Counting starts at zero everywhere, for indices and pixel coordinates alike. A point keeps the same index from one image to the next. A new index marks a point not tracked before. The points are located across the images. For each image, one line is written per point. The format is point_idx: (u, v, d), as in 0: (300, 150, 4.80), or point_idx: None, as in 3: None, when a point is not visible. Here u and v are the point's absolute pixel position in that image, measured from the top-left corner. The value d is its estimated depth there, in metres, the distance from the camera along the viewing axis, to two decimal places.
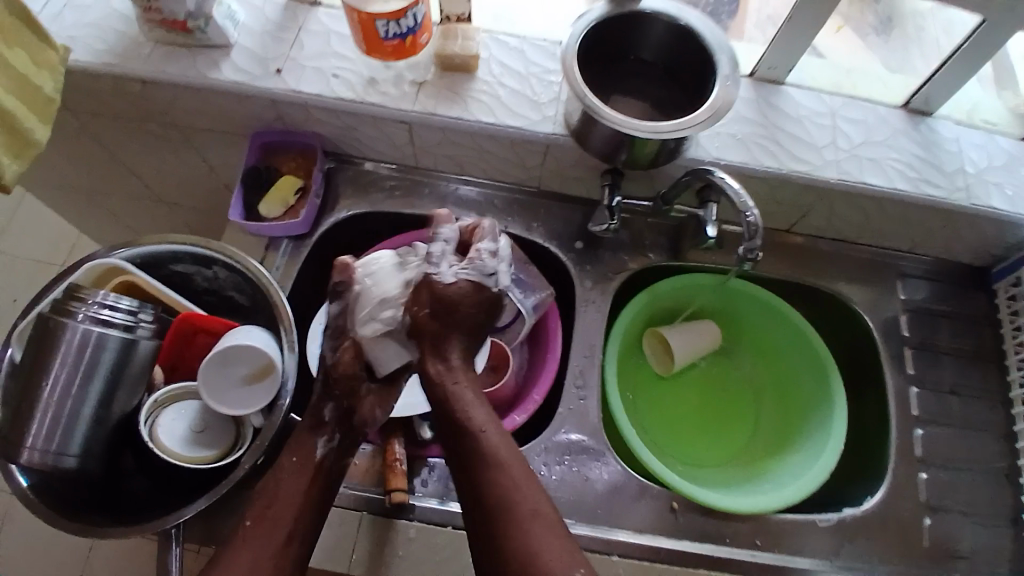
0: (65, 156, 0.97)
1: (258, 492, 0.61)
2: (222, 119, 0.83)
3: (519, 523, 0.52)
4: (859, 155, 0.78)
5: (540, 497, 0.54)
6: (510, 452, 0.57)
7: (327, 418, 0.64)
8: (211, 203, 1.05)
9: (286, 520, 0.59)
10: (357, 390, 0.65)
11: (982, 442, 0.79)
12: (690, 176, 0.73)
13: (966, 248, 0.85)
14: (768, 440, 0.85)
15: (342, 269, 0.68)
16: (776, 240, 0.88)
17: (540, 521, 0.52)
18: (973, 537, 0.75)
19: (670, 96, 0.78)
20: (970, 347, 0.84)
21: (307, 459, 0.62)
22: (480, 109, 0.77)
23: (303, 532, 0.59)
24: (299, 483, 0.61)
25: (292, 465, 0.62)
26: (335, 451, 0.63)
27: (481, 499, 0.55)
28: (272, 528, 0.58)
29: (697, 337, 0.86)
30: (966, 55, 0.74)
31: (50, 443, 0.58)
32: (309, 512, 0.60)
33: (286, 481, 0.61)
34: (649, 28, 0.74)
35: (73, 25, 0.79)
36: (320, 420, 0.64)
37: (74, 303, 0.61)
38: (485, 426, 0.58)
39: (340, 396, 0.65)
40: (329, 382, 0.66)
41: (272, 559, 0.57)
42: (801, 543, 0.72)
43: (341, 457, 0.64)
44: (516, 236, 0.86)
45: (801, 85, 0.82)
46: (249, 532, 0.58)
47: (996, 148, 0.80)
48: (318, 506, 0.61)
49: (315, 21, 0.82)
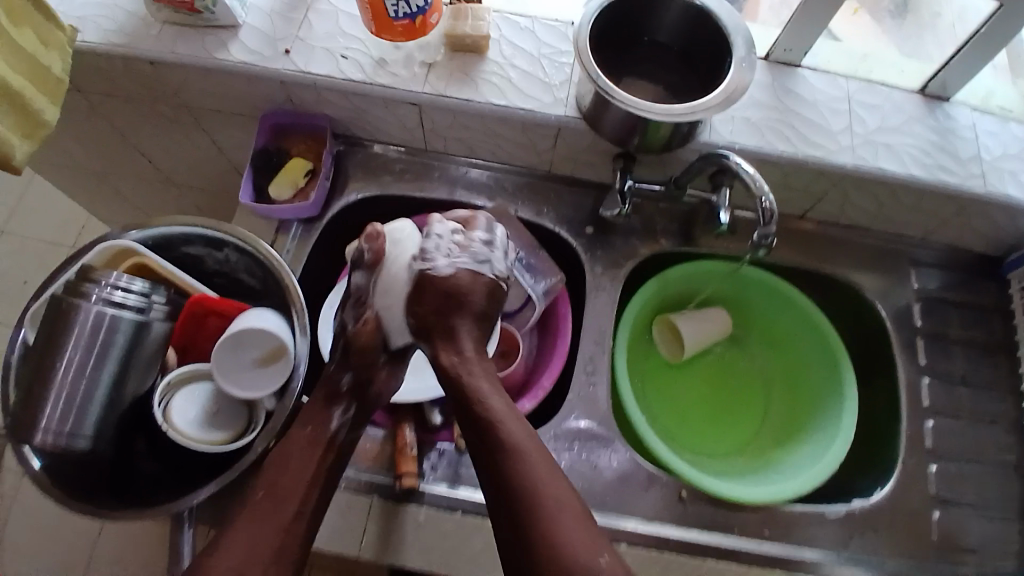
0: (74, 137, 0.97)
1: (269, 459, 0.61)
2: (231, 101, 0.82)
3: (541, 513, 0.50)
4: (874, 141, 0.77)
5: (558, 480, 0.53)
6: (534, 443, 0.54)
7: (344, 387, 0.64)
8: (220, 185, 1.05)
9: (295, 493, 0.58)
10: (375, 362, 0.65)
11: (991, 432, 0.79)
12: (703, 161, 0.72)
13: (980, 237, 0.84)
14: (777, 430, 0.85)
15: (370, 236, 0.66)
16: (788, 228, 0.87)
17: (563, 510, 0.51)
18: (980, 527, 0.75)
19: (683, 79, 0.77)
20: (983, 336, 0.83)
21: (319, 430, 0.62)
22: (491, 92, 0.77)
23: (315, 503, 0.58)
24: (310, 453, 0.60)
25: (304, 437, 0.61)
26: (349, 423, 0.63)
27: (505, 488, 0.52)
28: (284, 495, 0.57)
29: (708, 325, 0.86)
30: (984, 40, 0.72)
31: (65, 423, 0.59)
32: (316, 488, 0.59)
33: (297, 451, 0.60)
34: (664, 9, 0.73)
35: (81, 5, 0.78)
36: (337, 390, 0.64)
37: (87, 285, 0.62)
38: (504, 417, 0.55)
39: (358, 367, 0.64)
40: (347, 352, 0.65)
41: (275, 533, 0.56)
42: (808, 532, 0.72)
43: (353, 429, 0.63)
44: (526, 221, 0.85)
45: (816, 69, 0.81)
46: (257, 504, 0.57)
47: (1014, 135, 0.78)
48: (326, 482, 0.60)
49: (324, 1, 0.81)
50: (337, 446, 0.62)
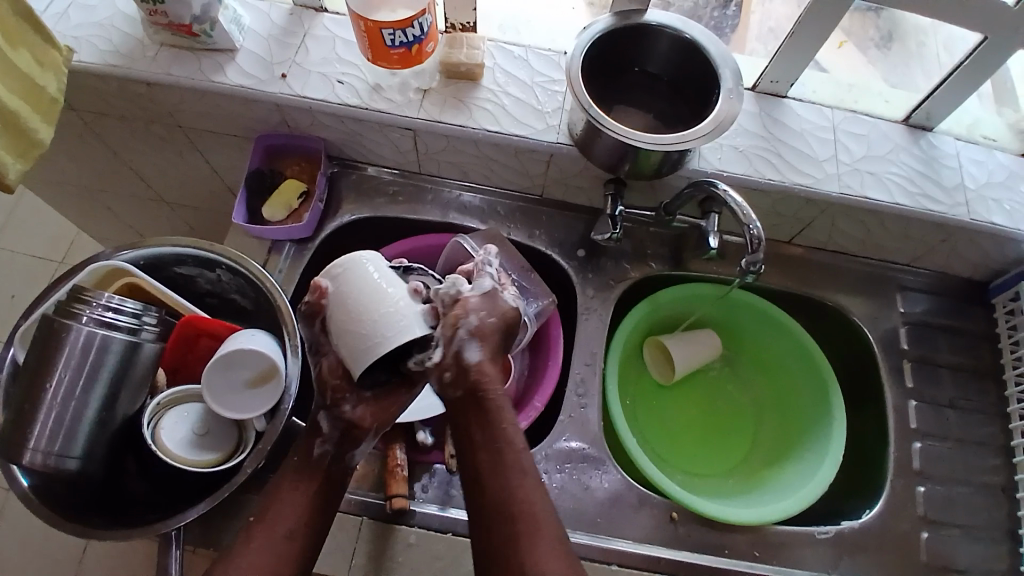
0: (68, 155, 0.97)
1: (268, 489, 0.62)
2: (227, 122, 0.83)
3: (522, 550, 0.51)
4: (860, 170, 0.78)
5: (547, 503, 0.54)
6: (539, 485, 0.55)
7: (323, 428, 0.63)
8: (213, 205, 1.06)
9: (293, 516, 0.59)
10: (355, 391, 0.62)
11: (978, 456, 0.80)
12: (692, 188, 0.74)
13: (966, 263, 0.85)
14: (767, 453, 0.85)
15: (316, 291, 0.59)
16: (777, 252, 0.88)
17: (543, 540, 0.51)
18: (969, 551, 0.75)
19: (673, 108, 0.79)
20: (968, 361, 0.84)
21: (306, 459, 0.62)
22: (484, 118, 0.78)
23: (307, 533, 0.59)
24: (299, 486, 0.61)
25: (295, 466, 0.62)
26: (333, 452, 0.63)
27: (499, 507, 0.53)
28: (275, 524, 0.59)
29: (697, 348, 0.86)
30: (967, 72, 0.74)
31: (54, 444, 0.59)
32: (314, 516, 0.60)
33: (289, 482, 0.61)
34: (654, 42, 0.75)
35: (79, 26, 0.79)
36: (318, 428, 0.63)
37: (78, 305, 0.61)
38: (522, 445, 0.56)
39: (331, 405, 0.62)
40: (320, 393, 0.62)
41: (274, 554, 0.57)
42: (798, 555, 0.72)
43: (341, 458, 0.63)
44: (519, 243, 0.86)
45: (802, 99, 0.82)
46: (253, 527, 0.59)
47: (997, 163, 0.80)
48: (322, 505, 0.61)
49: (320, 27, 0.82)
50: (329, 474, 0.62)
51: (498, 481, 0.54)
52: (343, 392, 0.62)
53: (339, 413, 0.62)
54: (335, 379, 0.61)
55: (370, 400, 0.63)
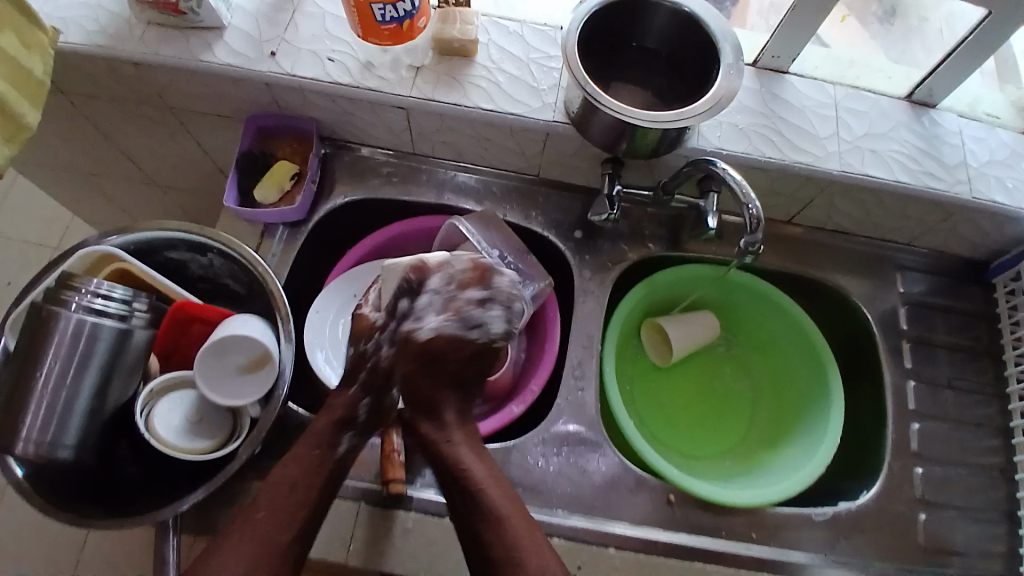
0: (57, 138, 0.96)
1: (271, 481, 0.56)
2: (217, 103, 0.81)
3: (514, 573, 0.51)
4: (862, 147, 0.77)
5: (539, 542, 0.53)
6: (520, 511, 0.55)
7: (361, 412, 0.60)
8: (206, 187, 1.04)
9: (298, 505, 0.55)
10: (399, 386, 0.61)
11: (976, 437, 0.79)
12: (691, 167, 0.72)
13: (966, 242, 0.84)
14: (765, 433, 0.85)
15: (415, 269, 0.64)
16: (775, 232, 0.87)
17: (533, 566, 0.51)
18: (966, 531, 0.75)
19: (672, 84, 0.77)
20: (967, 340, 0.84)
21: (328, 448, 0.58)
22: (479, 96, 0.76)
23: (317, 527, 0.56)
24: (317, 475, 0.57)
25: (316, 455, 0.58)
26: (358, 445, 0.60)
27: (479, 546, 0.53)
28: (293, 514, 0.54)
29: (696, 329, 0.86)
30: (971, 47, 0.72)
31: (46, 432, 0.58)
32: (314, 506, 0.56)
33: (308, 472, 0.57)
34: (653, 15, 0.73)
35: (64, 5, 0.77)
36: (353, 414, 0.60)
37: (67, 292, 0.60)
38: (486, 482, 0.57)
39: (376, 390, 0.61)
40: (370, 372, 0.61)
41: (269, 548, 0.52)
42: (794, 536, 0.72)
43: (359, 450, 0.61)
44: (514, 225, 0.85)
45: (803, 75, 0.81)
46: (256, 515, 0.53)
47: (1000, 141, 0.79)
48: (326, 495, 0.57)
49: (310, 3, 0.80)
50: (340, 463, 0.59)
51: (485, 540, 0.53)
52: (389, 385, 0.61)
53: (382, 400, 0.62)
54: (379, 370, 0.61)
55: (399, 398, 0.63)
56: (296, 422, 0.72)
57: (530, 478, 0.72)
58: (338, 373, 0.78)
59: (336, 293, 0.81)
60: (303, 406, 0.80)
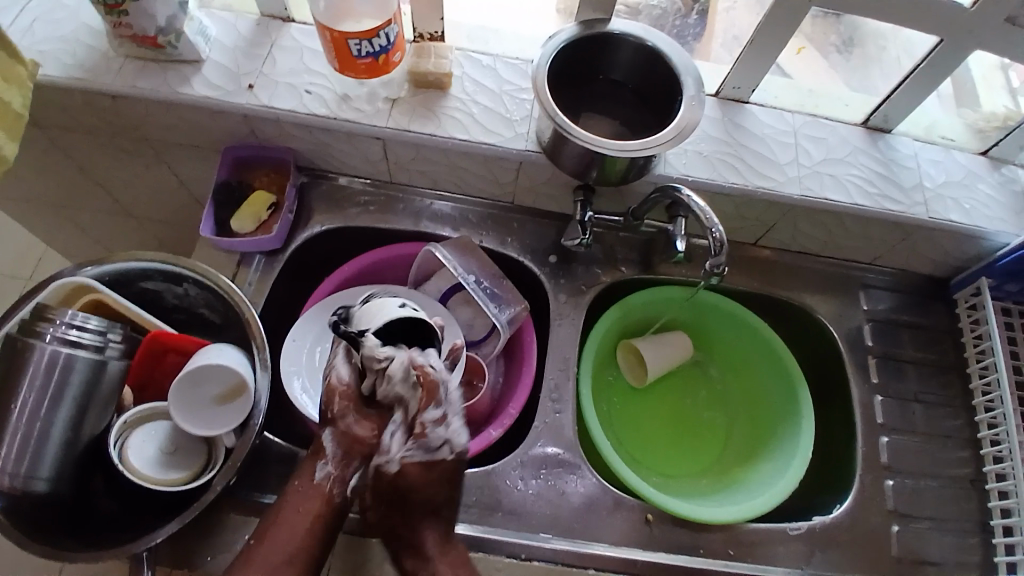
0: (32, 171, 0.96)
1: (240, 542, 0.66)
2: (195, 134, 0.82)
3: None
4: (821, 172, 0.80)
5: None
6: None
7: (328, 446, 0.64)
8: (183, 217, 1.04)
9: (290, 540, 0.59)
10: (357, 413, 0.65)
11: (945, 449, 0.82)
12: (658, 193, 0.75)
13: (928, 260, 0.88)
14: (741, 451, 0.86)
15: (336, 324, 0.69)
16: (743, 254, 0.90)
17: None
18: (939, 542, 0.77)
19: (639, 115, 0.80)
20: (932, 355, 0.87)
21: (308, 484, 0.62)
22: (454, 126, 0.78)
23: (305, 555, 0.59)
24: (300, 508, 0.61)
25: (300, 488, 0.62)
26: (339, 476, 0.63)
27: None
28: (273, 549, 0.59)
29: (669, 349, 0.87)
30: (924, 73, 0.76)
31: (21, 464, 0.58)
32: (314, 538, 0.60)
33: (292, 503, 0.62)
34: (618, 49, 0.76)
35: (43, 39, 0.78)
36: (323, 448, 0.64)
37: (42, 324, 0.61)
38: None
39: (336, 420, 0.65)
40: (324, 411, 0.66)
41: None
42: (772, 551, 0.73)
43: (343, 478, 0.63)
44: (490, 250, 0.87)
45: (763, 104, 0.84)
46: (252, 551, 0.59)
47: (955, 163, 0.83)
48: (323, 533, 0.61)
49: (288, 37, 0.82)
50: (330, 498, 0.62)
51: None
52: (345, 411, 0.65)
53: (343, 429, 0.64)
54: (339, 397, 0.65)
55: (375, 416, 0.65)
56: (274, 452, 0.72)
57: (508, 501, 0.72)
58: (315, 401, 0.77)
59: (312, 320, 0.81)
60: (280, 435, 0.79)
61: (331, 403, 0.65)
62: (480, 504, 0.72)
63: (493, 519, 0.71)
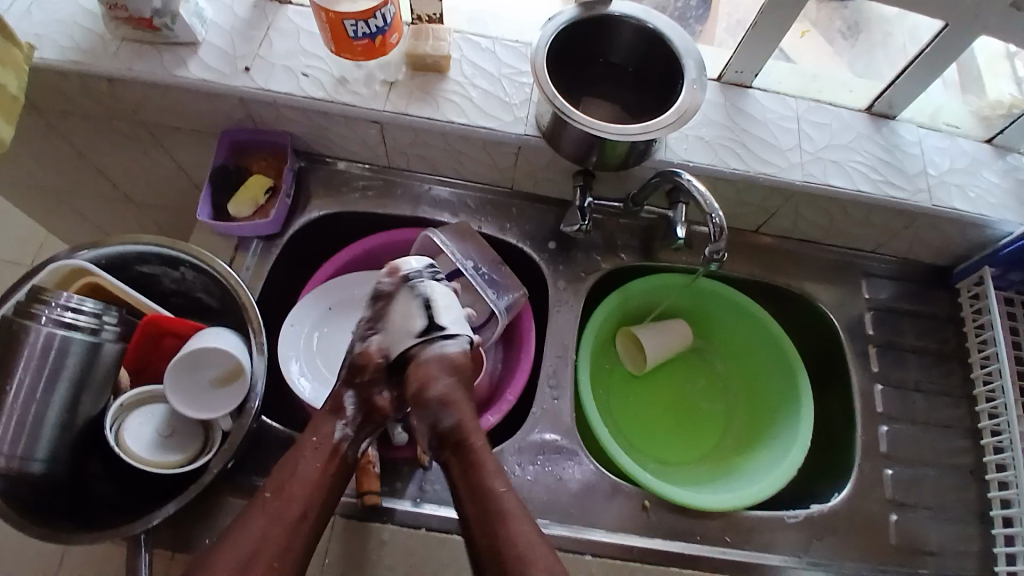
0: (29, 155, 0.95)
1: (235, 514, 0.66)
2: (192, 118, 0.82)
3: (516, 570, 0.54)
4: (824, 158, 0.79)
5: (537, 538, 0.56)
6: (517, 508, 0.58)
7: (348, 406, 0.65)
8: (181, 202, 1.04)
9: (305, 494, 0.59)
10: (387, 382, 0.66)
11: (945, 438, 0.81)
12: (658, 178, 0.74)
13: (930, 249, 0.87)
14: (739, 438, 0.86)
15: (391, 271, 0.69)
16: (745, 242, 0.89)
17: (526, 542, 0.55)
18: (937, 531, 0.77)
19: (640, 99, 0.79)
20: (933, 344, 0.86)
21: (325, 440, 0.62)
22: (452, 110, 0.77)
23: (320, 508, 0.59)
24: (316, 463, 0.61)
25: (313, 445, 0.62)
26: (355, 432, 0.64)
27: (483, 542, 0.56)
28: (292, 496, 0.58)
29: (669, 337, 0.87)
30: (930, 59, 0.75)
31: (17, 446, 0.58)
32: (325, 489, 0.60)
33: (307, 459, 0.61)
34: (618, 32, 0.75)
35: (40, 22, 0.77)
36: (342, 406, 0.65)
37: (37, 305, 0.60)
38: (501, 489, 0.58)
39: (360, 385, 0.66)
40: (351, 372, 0.66)
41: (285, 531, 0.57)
42: (770, 538, 0.73)
43: (358, 439, 0.64)
44: (489, 237, 0.86)
45: (766, 89, 0.83)
46: (266, 502, 0.57)
47: (959, 150, 0.82)
48: (334, 486, 0.61)
49: (284, 20, 0.81)
50: (344, 457, 0.62)
51: (498, 540, 0.56)
52: (375, 378, 0.66)
53: (367, 395, 0.65)
54: (369, 365, 0.66)
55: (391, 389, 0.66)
56: (272, 436, 0.72)
57: None
58: (311, 385, 0.77)
59: (310, 305, 0.81)
60: (277, 420, 0.79)
61: (364, 367, 0.66)
62: None
63: None
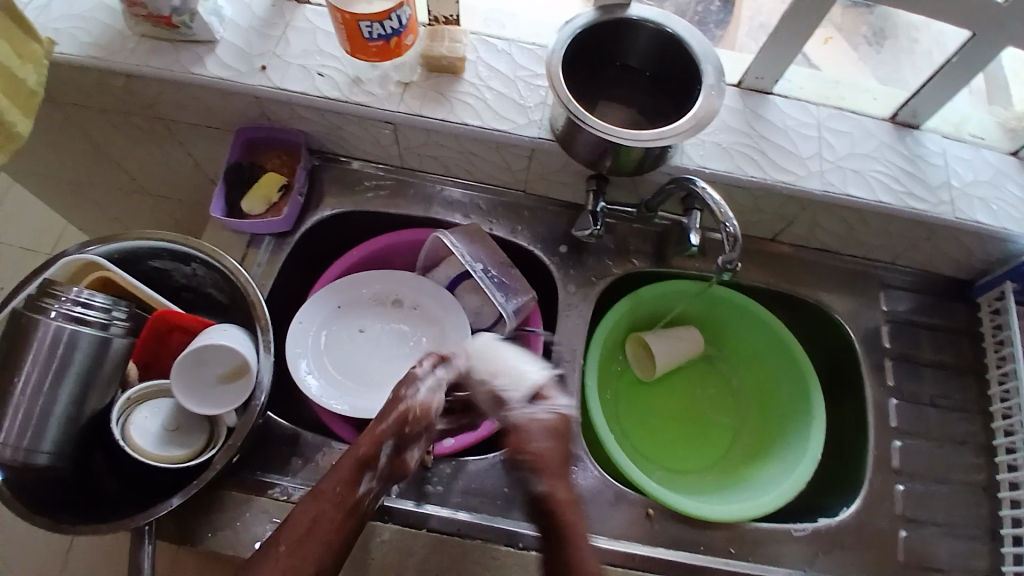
0: (50, 148, 0.96)
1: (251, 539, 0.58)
2: (208, 115, 0.82)
3: None
4: (843, 167, 0.78)
5: None
6: None
7: (385, 456, 0.57)
8: (197, 196, 1.04)
9: (319, 559, 0.51)
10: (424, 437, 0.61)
11: (960, 455, 0.79)
12: (674, 184, 0.73)
13: (950, 261, 0.85)
14: (748, 449, 0.85)
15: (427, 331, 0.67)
16: (759, 249, 0.88)
17: None
18: (949, 549, 0.75)
19: (656, 103, 0.78)
20: (951, 357, 0.84)
21: (353, 497, 0.54)
22: (466, 112, 0.77)
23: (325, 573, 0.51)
24: (336, 521, 0.53)
25: (336, 495, 0.54)
26: (377, 495, 0.56)
27: None
28: (306, 559, 0.50)
29: (680, 344, 0.86)
30: (955, 68, 0.73)
31: (23, 439, 0.58)
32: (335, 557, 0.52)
33: (327, 513, 0.53)
34: (635, 35, 0.74)
35: (60, 17, 0.78)
36: (377, 458, 0.56)
37: (47, 300, 0.61)
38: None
39: (407, 436, 0.58)
40: (400, 420, 0.58)
41: None
42: (775, 552, 0.72)
43: (377, 497, 0.57)
44: (500, 239, 0.86)
45: (787, 95, 0.82)
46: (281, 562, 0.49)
47: (983, 161, 0.80)
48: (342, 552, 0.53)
49: (302, 19, 0.81)
50: (362, 519, 0.55)
51: None
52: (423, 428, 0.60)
53: (403, 448, 0.58)
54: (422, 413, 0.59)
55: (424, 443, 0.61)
56: (277, 432, 0.72)
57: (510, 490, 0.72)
58: (320, 383, 0.77)
59: (320, 304, 0.81)
60: (283, 416, 0.80)
61: (419, 419, 0.59)
62: (483, 491, 0.71)
63: (495, 508, 0.71)
